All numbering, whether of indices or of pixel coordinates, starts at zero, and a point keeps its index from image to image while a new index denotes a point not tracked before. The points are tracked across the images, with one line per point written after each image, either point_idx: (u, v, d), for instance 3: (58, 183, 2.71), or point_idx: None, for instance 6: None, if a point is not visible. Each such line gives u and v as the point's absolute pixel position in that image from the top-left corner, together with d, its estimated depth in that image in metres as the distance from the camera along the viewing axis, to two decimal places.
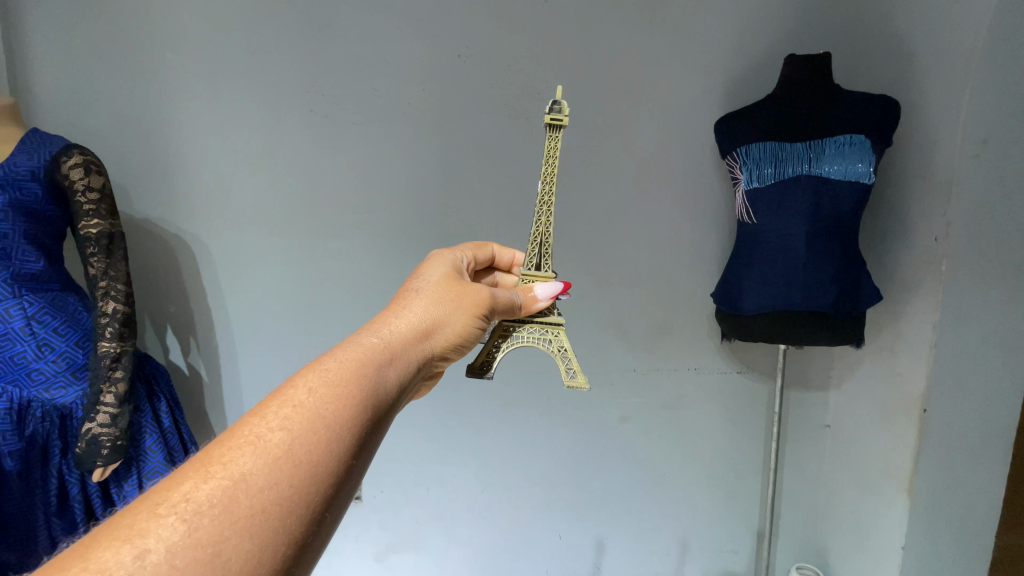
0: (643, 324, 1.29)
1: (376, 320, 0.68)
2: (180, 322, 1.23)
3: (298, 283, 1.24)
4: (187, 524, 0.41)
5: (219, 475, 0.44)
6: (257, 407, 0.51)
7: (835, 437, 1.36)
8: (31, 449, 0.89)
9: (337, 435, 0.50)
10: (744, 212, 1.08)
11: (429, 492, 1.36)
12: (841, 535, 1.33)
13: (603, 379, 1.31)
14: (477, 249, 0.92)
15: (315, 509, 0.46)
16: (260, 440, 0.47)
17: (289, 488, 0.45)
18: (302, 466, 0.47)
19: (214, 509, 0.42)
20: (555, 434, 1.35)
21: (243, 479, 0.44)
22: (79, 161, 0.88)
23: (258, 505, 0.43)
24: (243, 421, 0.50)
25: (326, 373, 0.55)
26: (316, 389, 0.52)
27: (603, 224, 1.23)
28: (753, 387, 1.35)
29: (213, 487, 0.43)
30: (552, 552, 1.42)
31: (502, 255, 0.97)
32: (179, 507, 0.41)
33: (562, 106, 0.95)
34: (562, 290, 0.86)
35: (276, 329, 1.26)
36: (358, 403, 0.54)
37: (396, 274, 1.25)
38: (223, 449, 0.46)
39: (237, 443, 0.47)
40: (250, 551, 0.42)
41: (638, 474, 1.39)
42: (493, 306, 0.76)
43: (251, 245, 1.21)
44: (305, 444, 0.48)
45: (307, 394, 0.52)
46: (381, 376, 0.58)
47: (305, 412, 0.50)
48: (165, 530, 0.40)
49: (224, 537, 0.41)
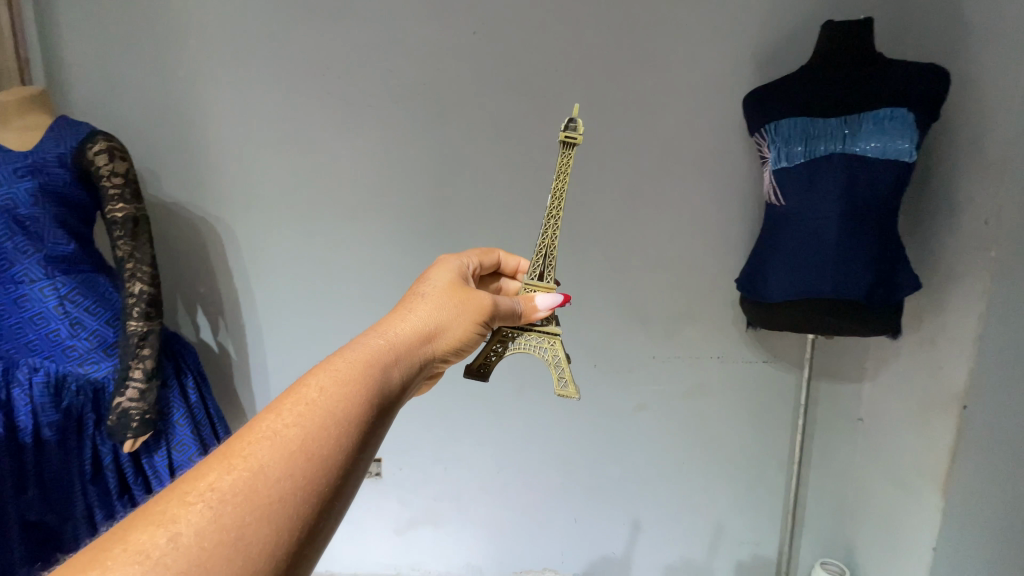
0: (664, 310, 1.25)
1: (381, 321, 0.67)
2: (209, 302, 1.28)
3: (318, 265, 1.26)
4: (213, 510, 0.42)
5: (239, 467, 0.45)
6: (272, 404, 0.51)
7: (869, 432, 1.28)
8: (67, 420, 0.94)
9: (347, 432, 0.51)
10: (772, 195, 1.01)
11: (447, 471, 1.39)
12: (872, 535, 1.27)
13: (620, 365, 1.29)
14: (482, 254, 0.91)
15: (326, 499, 0.47)
16: (276, 434, 0.48)
17: (304, 479, 0.46)
18: (316, 459, 0.47)
19: (235, 495, 0.43)
20: (570, 419, 1.34)
21: (262, 470, 0.45)
22: (104, 147, 0.91)
23: (276, 494, 0.44)
24: (258, 417, 0.50)
25: (336, 372, 0.55)
26: (327, 387, 0.53)
27: (624, 205, 1.19)
28: (781, 377, 1.28)
29: (235, 477, 0.44)
30: (567, 535, 1.42)
31: (506, 261, 0.97)
32: (206, 495, 0.43)
33: (578, 124, 0.91)
34: (561, 302, 0.85)
35: (297, 309, 1.29)
36: (365, 401, 0.54)
37: (413, 256, 1.25)
38: (243, 443, 0.47)
39: (255, 437, 0.47)
40: (270, 536, 0.43)
41: (656, 463, 1.36)
42: (495, 310, 0.75)
43: (273, 228, 1.24)
44: (319, 439, 0.49)
45: (319, 391, 0.52)
46: (388, 377, 0.59)
47: (318, 409, 0.51)
48: (194, 514, 0.41)
49: (245, 522, 0.42)
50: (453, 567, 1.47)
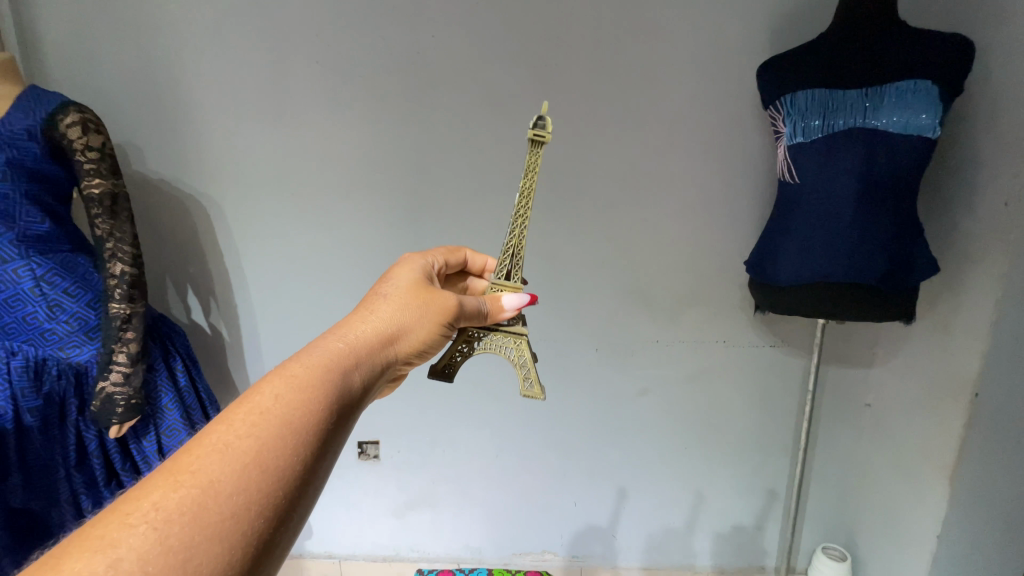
0: (668, 293, 1.20)
1: (341, 324, 0.66)
2: (198, 282, 1.24)
3: (310, 245, 1.22)
4: (158, 530, 0.41)
5: (187, 484, 0.44)
6: (222, 414, 0.50)
7: (875, 417, 1.25)
8: (49, 406, 0.91)
9: (301, 442, 0.50)
10: (784, 171, 0.95)
11: (445, 454, 1.37)
12: (874, 520, 1.25)
13: (623, 349, 1.25)
14: (449, 252, 0.88)
15: (280, 511, 0.47)
16: (227, 448, 0.47)
17: (256, 493, 0.45)
18: (268, 471, 0.47)
19: (182, 513, 0.42)
20: (571, 403, 1.31)
21: (212, 486, 0.44)
22: (77, 119, 0.86)
23: (227, 510, 0.44)
24: (207, 429, 0.49)
25: (290, 380, 0.54)
26: (280, 397, 0.52)
27: (628, 183, 1.14)
28: (788, 361, 1.24)
29: (184, 495, 0.43)
30: (566, 518, 1.42)
31: (472, 260, 0.93)
32: (150, 515, 0.42)
33: (546, 121, 0.86)
34: (527, 302, 0.81)
35: (289, 289, 1.25)
36: (321, 410, 0.53)
37: (409, 236, 1.21)
38: (191, 457, 0.46)
39: (203, 451, 0.47)
40: (220, 553, 0.42)
41: (657, 446, 1.34)
42: (462, 309, 0.74)
43: (262, 206, 1.19)
44: (272, 450, 0.48)
45: (273, 401, 0.52)
46: (347, 382, 0.59)
47: (271, 419, 0.50)
48: (137, 534, 0.40)
49: (193, 541, 0.41)
50: (452, 547, 1.47)
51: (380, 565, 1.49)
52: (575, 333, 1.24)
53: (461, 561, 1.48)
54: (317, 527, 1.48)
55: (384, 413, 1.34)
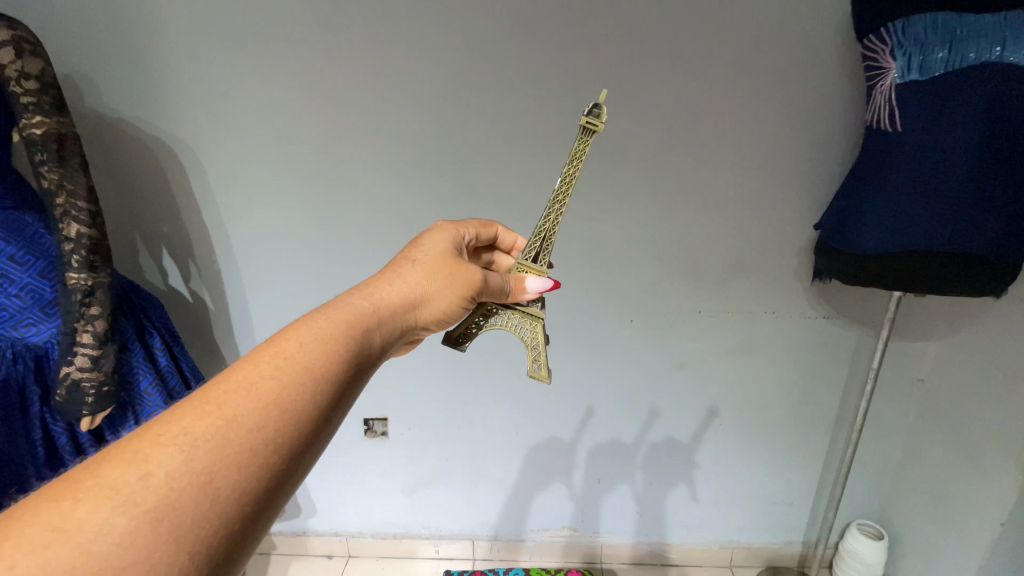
0: (715, 259, 1.06)
1: (369, 281, 0.61)
2: (176, 243, 1.08)
3: (303, 200, 1.04)
4: (184, 454, 0.38)
5: (213, 413, 0.41)
6: (250, 352, 0.47)
7: (930, 394, 1.15)
8: (6, 397, 0.76)
9: (325, 389, 0.47)
10: (885, 117, 0.81)
11: (460, 430, 1.26)
12: (918, 499, 1.18)
13: (660, 320, 1.12)
14: (481, 226, 0.77)
15: (298, 455, 0.44)
16: (253, 385, 0.44)
17: (278, 433, 0.42)
18: (291, 413, 0.44)
19: (207, 441, 0.39)
20: (599, 378, 1.19)
21: (236, 418, 0.41)
22: (9, 37, 0.70)
23: (249, 443, 0.41)
24: (236, 365, 0.46)
25: (317, 330, 0.50)
26: (307, 342, 0.49)
27: (681, 131, 0.97)
28: (842, 335, 1.12)
29: (209, 424, 0.40)
30: (588, 494, 1.34)
31: (501, 237, 0.81)
32: (177, 438, 0.39)
33: (602, 110, 0.72)
34: (552, 286, 0.73)
35: (282, 252, 1.09)
36: (346, 360, 0.50)
37: (419, 190, 1.03)
38: (221, 389, 0.43)
39: (231, 384, 0.44)
40: (240, 485, 0.39)
41: (689, 423, 1.24)
42: (490, 284, 0.67)
43: (245, 153, 1.01)
44: (296, 393, 0.45)
45: (298, 348, 0.48)
46: (372, 338, 0.55)
47: (297, 363, 0.47)
48: (166, 455, 0.38)
49: (214, 469, 0.38)
50: (466, 523, 1.40)
51: (390, 542, 1.42)
52: (608, 303, 1.11)
53: (474, 537, 1.41)
54: (321, 505, 1.39)
55: (393, 388, 1.22)
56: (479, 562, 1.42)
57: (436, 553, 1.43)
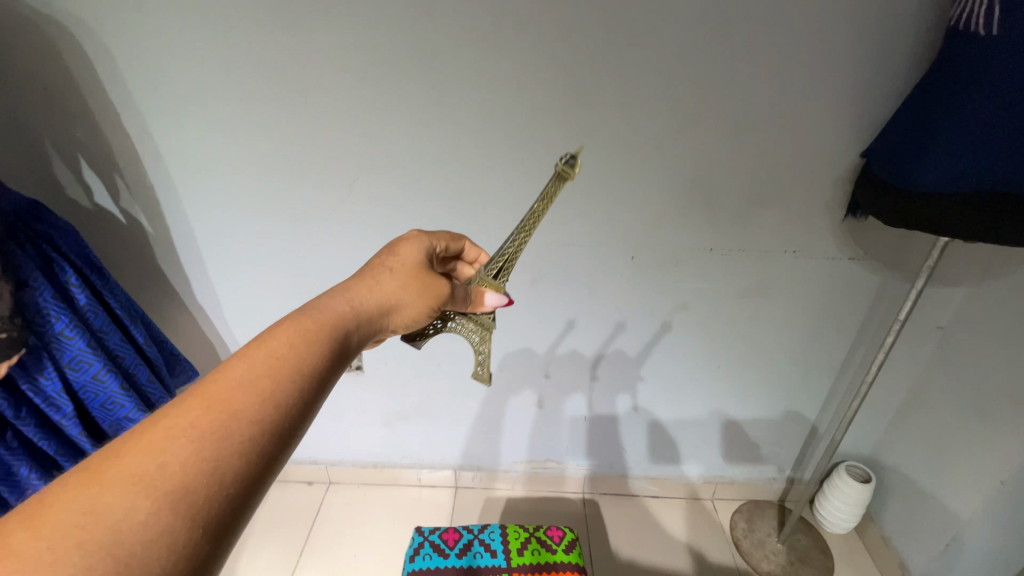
0: (736, 188, 0.91)
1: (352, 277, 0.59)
2: (93, 154, 0.90)
3: (242, 103, 0.85)
4: (195, 445, 0.39)
5: (217, 406, 0.41)
6: (245, 345, 0.47)
7: (946, 343, 1.04)
8: None
9: (318, 387, 0.48)
10: (976, 19, 0.64)
11: (441, 366, 1.18)
12: (914, 449, 1.13)
13: (665, 257, 0.99)
14: (451, 239, 0.69)
15: (292, 449, 0.45)
16: (253, 380, 0.44)
17: (279, 428, 0.43)
18: (290, 409, 0.45)
19: (217, 434, 0.40)
20: (591, 319, 1.08)
21: (241, 413, 0.42)
22: None
23: (255, 438, 0.41)
24: (231, 358, 0.46)
25: (307, 328, 0.50)
26: (301, 341, 0.49)
27: (713, 23, 0.76)
28: (865, 278, 1.00)
29: (216, 417, 0.41)
30: (575, 429, 1.29)
31: (466, 252, 0.73)
32: (187, 430, 0.39)
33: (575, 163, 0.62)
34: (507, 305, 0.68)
35: (226, 166, 0.92)
36: (334, 359, 0.50)
37: (383, 94, 0.84)
38: (221, 383, 0.43)
39: (232, 378, 0.44)
40: (247, 476, 0.40)
41: (685, 365, 1.15)
42: (457, 297, 0.64)
43: (164, 39, 0.80)
44: (294, 390, 0.45)
45: (288, 346, 0.48)
46: (357, 335, 0.54)
47: (293, 360, 0.47)
48: (180, 446, 0.38)
49: (223, 462, 0.39)
50: (447, 454, 1.36)
51: (372, 470, 1.39)
52: (607, 237, 0.97)
53: (457, 467, 1.39)
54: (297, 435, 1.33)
55: None
56: (462, 490, 1.40)
57: (418, 481, 1.40)
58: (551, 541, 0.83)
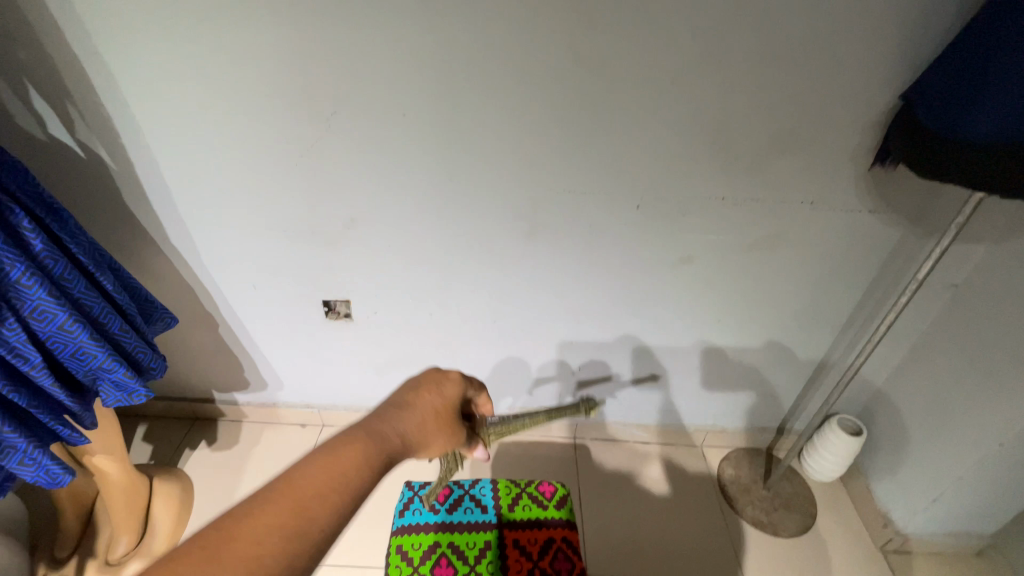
0: (754, 132, 0.83)
1: (395, 399, 0.57)
2: (41, 79, 0.80)
3: (202, 21, 0.75)
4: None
5: (281, 540, 0.42)
6: (309, 470, 0.47)
7: (959, 301, 0.99)
8: None
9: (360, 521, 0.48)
10: None
11: (434, 316, 1.13)
12: (909, 407, 1.11)
13: (672, 207, 0.92)
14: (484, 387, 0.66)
15: None
16: (316, 513, 0.44)
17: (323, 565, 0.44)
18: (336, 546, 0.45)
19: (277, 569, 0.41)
20: (590, 271, 1.03)
21: (300, 549, 0.42)
22: None
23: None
24: (295, 479, 0.46)
25: (363, 460, 0.49)
26: (359, 475, 0.48)
27: None
28: (883, 232, 0.94)
29: (280, 550, 0.42)
30: (568, 379, 1.26)
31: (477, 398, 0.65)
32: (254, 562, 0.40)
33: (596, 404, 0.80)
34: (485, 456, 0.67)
35: (191, 96, 0.82)
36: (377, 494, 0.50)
37: (362, 12, 0.73)
38: (291, 507, 0.44)
39: (299, 506, 0.44)
40: None
41: (686, 320, 1.11)
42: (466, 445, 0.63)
43: None
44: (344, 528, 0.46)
45: (349, 482, 0.47)
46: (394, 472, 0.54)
47: (351, 493, 0.47)
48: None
49: None
50: None
51: (365, 414, 1.39)
52: (612, 183, 0.90)
53: None
54: (287, 380, 1.31)
55: (353, 270, 1.05)
56: None
57: None
58: (541, 497, 0.83)
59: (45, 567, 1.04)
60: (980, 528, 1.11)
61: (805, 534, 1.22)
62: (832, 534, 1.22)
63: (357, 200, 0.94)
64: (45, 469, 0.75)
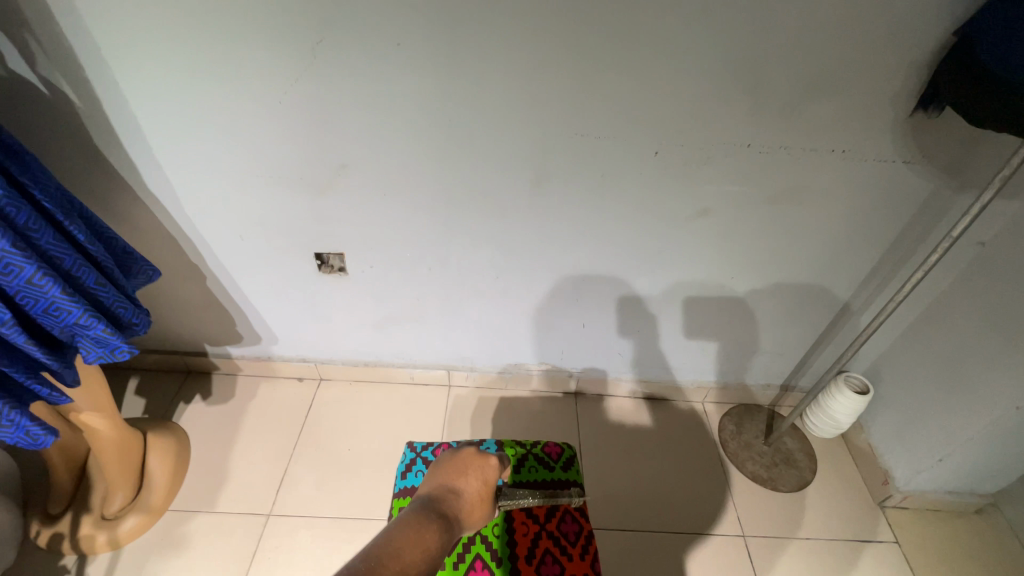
0: (788, 72, 0.75)
1: (441, 480, 0.58)
2: None
3: None
4: None
5: None
6: (394, 548, 0.46)
7: (985, 260, 0.93)
8: None
9: None
10: None
11: (434, 271, 1.08)
12: (920, 368, 1.09)
13: (692, 155, 0.85)
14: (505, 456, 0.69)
15: None
16: None
17: None
18: None
19: None
20: (599, 224, 0.97)
21: None
22: None
23: None
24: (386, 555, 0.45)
25: (437, 535, 0.50)
26: (436, 548, 0.49)
27: None
28: (915, 184, 0.87)
29: None
30: (573, 337, 1.23)
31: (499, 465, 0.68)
32: None
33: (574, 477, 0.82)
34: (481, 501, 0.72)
35: (156, 20, 0.72)
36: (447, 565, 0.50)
37: None
38: None
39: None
40: None
41: (698, 276, 1.06)
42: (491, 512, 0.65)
43: None
44: None
45: (430, 555, 0.47)
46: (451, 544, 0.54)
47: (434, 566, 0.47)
48: None
49: None
50: (439, 354, 1.31)
51: (363, 368, 1.35)
52: (628, 128, 0.82)
53: (450, 367, 1.35)
54: (281, 334, 1.26)
55: (346, 221, 0.98)
56: (456, 389, 1.38)
57: (411, 379, 1.38)
58: (547, 458, 0.81)
59: (39, 522, 1.04)
60: (979, 484, 1.12)
61: (805, 490, 1.23)
62: (831, 489, 1.23)
63: (349, 143, 0.86)
64: (25, 430, 0.71)
